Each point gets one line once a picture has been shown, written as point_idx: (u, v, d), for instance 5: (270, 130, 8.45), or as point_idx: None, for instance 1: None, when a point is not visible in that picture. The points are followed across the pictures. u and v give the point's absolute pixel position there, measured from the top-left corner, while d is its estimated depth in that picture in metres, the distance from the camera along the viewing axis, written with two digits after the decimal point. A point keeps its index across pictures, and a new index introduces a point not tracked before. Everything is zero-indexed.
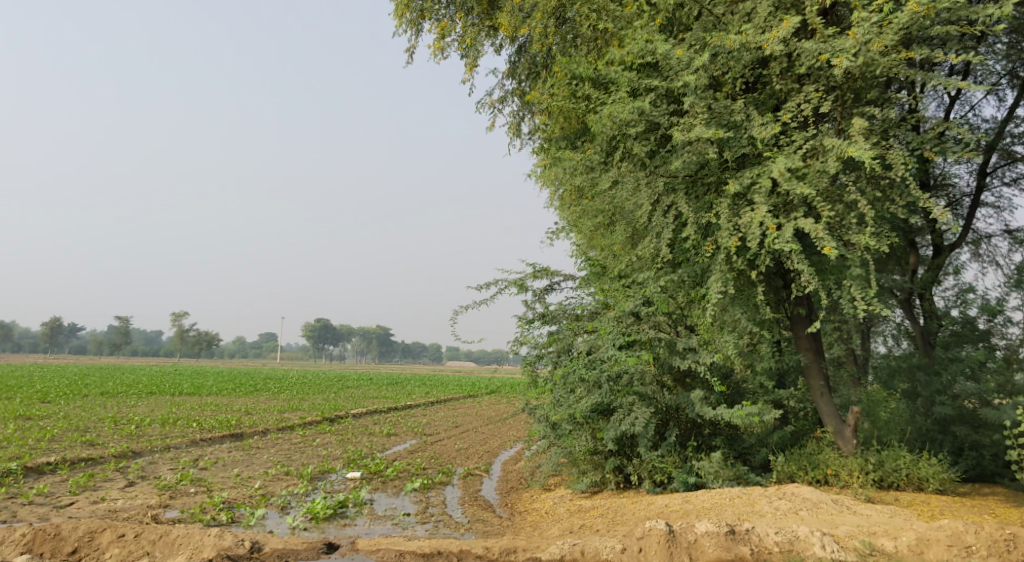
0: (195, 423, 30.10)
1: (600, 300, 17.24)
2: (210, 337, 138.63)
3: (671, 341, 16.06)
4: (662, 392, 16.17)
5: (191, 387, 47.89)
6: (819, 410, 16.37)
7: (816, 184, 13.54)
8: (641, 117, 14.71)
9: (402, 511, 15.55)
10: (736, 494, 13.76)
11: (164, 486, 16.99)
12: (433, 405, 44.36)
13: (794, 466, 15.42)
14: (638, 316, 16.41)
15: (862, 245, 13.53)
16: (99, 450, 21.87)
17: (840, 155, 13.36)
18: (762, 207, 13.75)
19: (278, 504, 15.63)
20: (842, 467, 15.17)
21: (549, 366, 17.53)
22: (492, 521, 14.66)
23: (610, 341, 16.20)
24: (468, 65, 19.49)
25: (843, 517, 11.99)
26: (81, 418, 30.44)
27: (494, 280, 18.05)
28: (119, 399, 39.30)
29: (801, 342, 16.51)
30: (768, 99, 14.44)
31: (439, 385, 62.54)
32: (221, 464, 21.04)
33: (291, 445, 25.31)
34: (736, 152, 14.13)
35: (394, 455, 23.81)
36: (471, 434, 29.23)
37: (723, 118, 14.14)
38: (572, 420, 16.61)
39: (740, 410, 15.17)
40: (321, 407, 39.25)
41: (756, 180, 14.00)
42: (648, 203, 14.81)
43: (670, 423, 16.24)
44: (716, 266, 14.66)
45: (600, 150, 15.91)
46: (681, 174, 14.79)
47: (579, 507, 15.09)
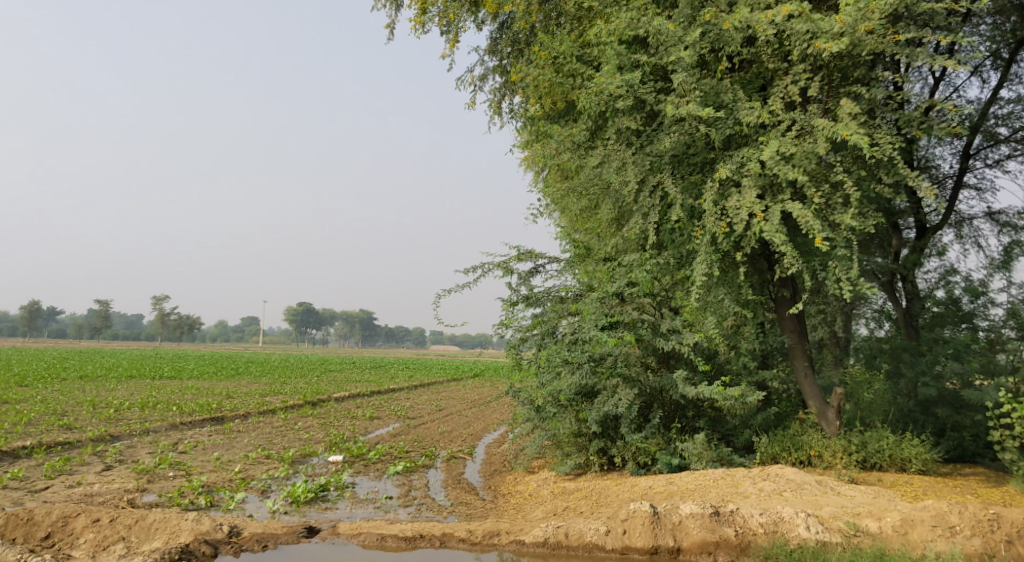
0: (175, 407, 29.79)
1: (584, 282, 17.09)
2: (191, 321, 137.77)
3: (655, 323, 15.94)
4: (647, 374, 16.04)
5: (172, 371, 47.46)
6: (803, 392, 16.33)
7: (803, 165, 13.28)
8: (627, 95, 14.52)
9: (384, 494, 15.37)
10: (721, 476, 13.68)
11: (142, 471, 16.74)
12: (416, 388, 44.15)
13: (777, 448, 15.35)
14: (623, 298, 16.26)
15: (847, 226, 13.39)
16: (76, 434, 21.57)
17: (829, 137, 13.16)
18: (749, 189, 13.59)
19: (258, 488, 15.42)
20: (826, 448, 15.12)
21: (533, 349, 17.38)
22: (475, 504, 14.52)
23: (593, 322, 16.03)
24: (449, 41, 19.20)
25: (827, 498, 11.90)
26: (59, 402, 30.07)
27: (478, 263, 17.87)
28: (98, 383, 38.87)
29: (785, 323, 16.39)
30: (755, 78, 14.26)
31: (422, 368, 62.38)
32: (200, 448, 20.80)
33: (273, 428, 25.06)
34: (723, 133, 13.93)
35: (376, 438, 23.65)
36: (454, 417, 29.07)
37: (711, 98, 13.96)
38: (556, 402, 16.49)
39: (724, 391, 15.08)
40: (303, 390, 39.03)
41: (744, 161, 13.85)
42: (634, 184, 14.61)
43: (654, 405, 16.16)
44: (702, 248, 14.48)
45: (588, 129, 15.82)
46: (667, 154, 14.61)
47: (563, 490, 14.98)
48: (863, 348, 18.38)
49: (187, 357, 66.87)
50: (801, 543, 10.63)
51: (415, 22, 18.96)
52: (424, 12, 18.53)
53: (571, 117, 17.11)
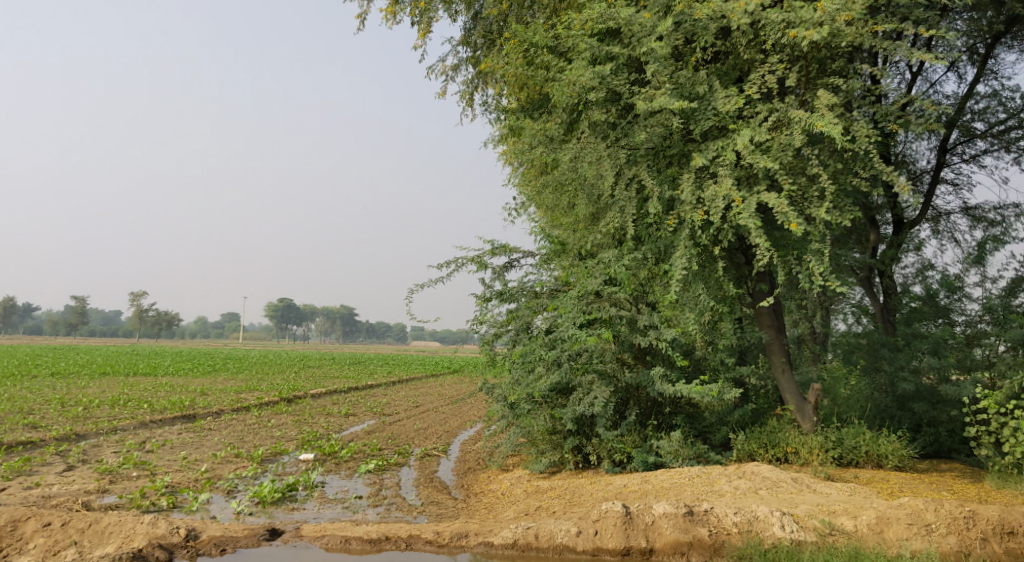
0: (146, 404, 29.28)
1: (560, 277, 16.79)
2: (169, 317, 136.59)
3: (633, 319, 15.66)
4: (622, 370, 15.77)
5: (147, 368, 46.81)
6: (780, 388, 16.12)
7: (780, 158, 13.00)
8: (601, 86, 14.21)
9: (354, 494, 15.02)
10: (696, 474, 13.44)
11: (105, 471, 16.32)
12: (394, 385, 43.73)
13: (754, 445, 15.14)
14: (600, 294, 15.94)
15: (825, 219, 13.14)
16: (41, 433, 21.11)
17: (806, 128, 12.90)
18: (726, 181, 13.32)
19: (224, 488, 15.05)
20: (803, 445, 14.91)
21: (507, 345, 17.08)
22: (446, 503, 14.22)
23: (570, 320, 15.72)
24: (421, 31, 18.84)
25: (803, 496, 11.65)
26: (26, 400, 29.48)
27: (452, 258, 17.54)
28: (69, 380, 38.23)
29: (762, 318, 16.16)
30: (732, 69, 13.99)
31: (402, 364, 61.99)
32: (168, 446, 20.39)
33: (245, 426, 24.64)
34: (700, 124, 13.65)
35: (350, 435, 23.29)
36: (431, 414, 28.72)
37: (687, 89, 13.69)
38: (530, 399, 16.20)
39: (700, 387, 14.83)
40: (279, 387, 38.59)
41: (720, 153, 13.59)
42: (609, 176, 14.30)
43: (630, 402, 15.91)
44: (681, 242, 14.19)
45: (562, 122, 15.45)
46: (642, 146, 14.32)
47: (536, 488, 14.71)
48: (840, 344, 18.18)
49: (163, 353, 66.05)
50: (775, 543, 10.37)
51: (386, 12, 18.60)
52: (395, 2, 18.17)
53: (545, 109, 16.79)
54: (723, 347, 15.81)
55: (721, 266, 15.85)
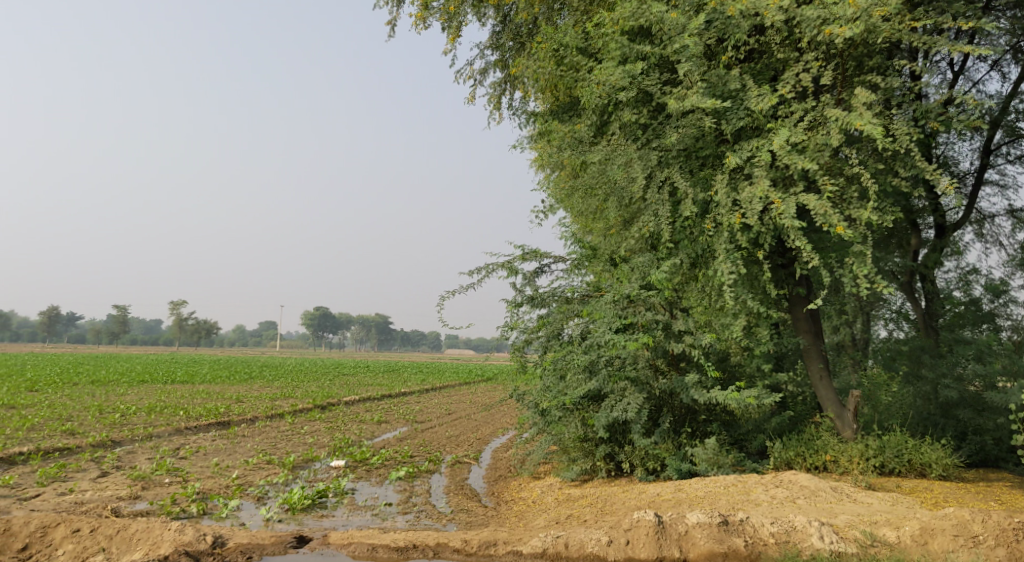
0: (181, 411, 29.46)
1: (592, 282, 16.61)
2: (208, 325, 138.18)
3: (669, 324, 15.39)
4: (656, 377, 15.50)
5: (184, 375, 47.23)
6: (819, 395, 15.73)
7: (817, 158, 12.69)
8: (633, 86, 14.01)
9: (384, 501, 14.89)
10: (731, 482, 13.14)
11: (137, 477, 16.35)
12: (428, 392, 43.67)
13: (792, 453, 14.79)
14: (633, 299, 15.67)
15: (864, 221, 12.80)
16: (78, 439, 21.31)
17: (844, 127, 12.53)
18: (762, 182, 13.03)
19: (254, 495, 15.01)
20: (842, 453, 14.52)
21: (539, 351, 16.88)
22: (476, 511, 14.05)
23: (606, 325, 15.47)
24: (450, 35, 18.73)
25: (842, 505, 11.28)
26: (65, 407, 29.81)
27: (483, 263, 17.41)
28: (108, 387, 38.69)
29: (799, 323, 15.74)
30: (766, 69, 13.70)
31: (436, 372, 61.98)
32: (202, 453, 20.47)
33: (277, 433, 24.66)
34: (734, 125, 13.36)
35: (383, 442, 23.23)
36: (463, 421, 28.59)
37: (720, 88, 13.42)
38: (562, 406, 16.00)
39: (737, 393, 14.53)
40: (314, 394, 38.72)
41: (755, 154, 13.30)
42: (642, 178, 14.06)
43: (664, 409, 15.64)
44: (720, 245, 13.94)
45: (592, 125, 15.25)
46: (674, 148, 14.08)
47: (568, 496, 14.49)
48: (881, 350, 17.72)
49: (200, 361, 66.67)
50: (813, 555, 10.03)
51: (415, 17, 18.51)
52: (423, 6, 18.07)
53: (575, 112, 16.62)
54: (759, 353, 15.43)
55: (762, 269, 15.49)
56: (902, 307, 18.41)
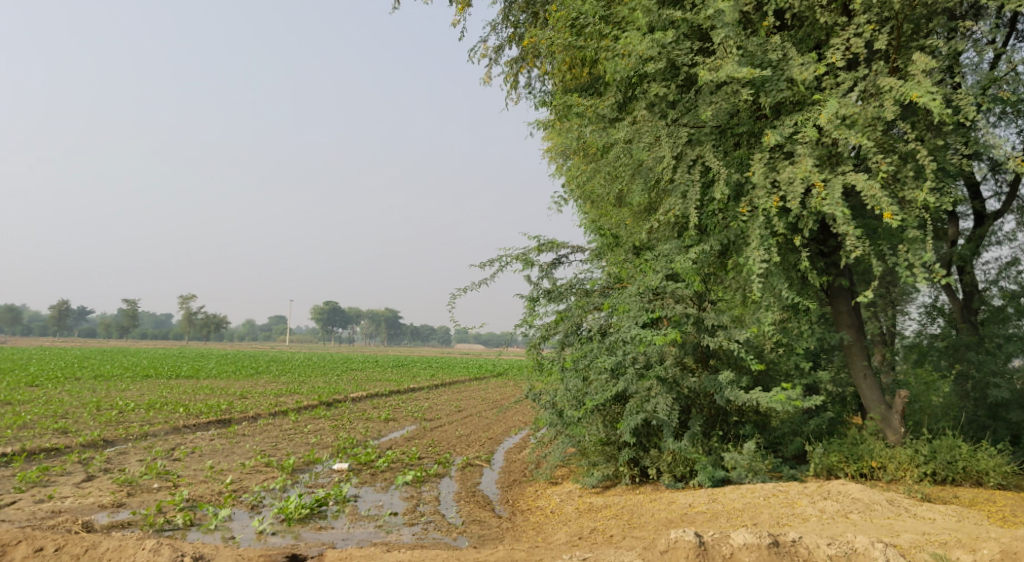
0: (181, 408, 28.32)
1: (613, 273, 15.34)
2: (217, 320, 137.44)
3: (699, 318, 14.01)
4: (685, 375, 14.30)
5: (188, 370, 46.17)
6: (861, 395, 14.39)
7: (870, 133, 11.30)
8: (662, 55, 12.61)
9: (388, 510, 13.70)
10: (772, 492, 11.90)
11: (124, 482, 15.18)
12: (436, 388, 42.57)
13: (834, 458, 13.56)
14: (662, 292, 14.28)
15: (920, 203, 11.40)
16: (68, 439, 20.22)
17: (900, 98, 11.12)
18: (806, 160, 11.59)
19: (248, 502, 13.82)
20: (890, 460, 13.29)
21: (556, 347, 15.67)
22: (490, 522, 12.88)
23: (632, 319, 14.15)
24: (460, 7, 17.39)
25: (903, 522, 10.03)
26: (60, 403, 28.75)
27: (495, 254, 16.19)
28: (109, 382, 37.66)
29: (840, 317, 14.24)
30: (809, 35, 12.35)
31: (446, 367, 60.94)
32: (198, 454, 19.33)
33: (280, 432, 23.52)
34: (774, 97, 11.91)
35: (390, 442, 22.13)
36: (474, 420, 27.44)
37: (759, 57, 12.02)
38: (582, 407, 15.03)
39: (778, 396, 13.28)
40: (320, 390, 37.70)
41: (798, 129, 11.83)
42: (670, 158, 12.61)
43: (693, 410, 14.47)
44: (753, 230, 12.49)
45: (614, 102, 13.89)
46: (708, 124, 12.60)
47: (590, 505, 13.29)
48: (916, 346, 16.24)
49: (206, 356, 65.68)
50: None
51: None
52: None
53: (595, 89, 15.33)
54: (798, 351, 14.03)
55: (801, 258, 14.03)
56: (936, 302, 16.52)
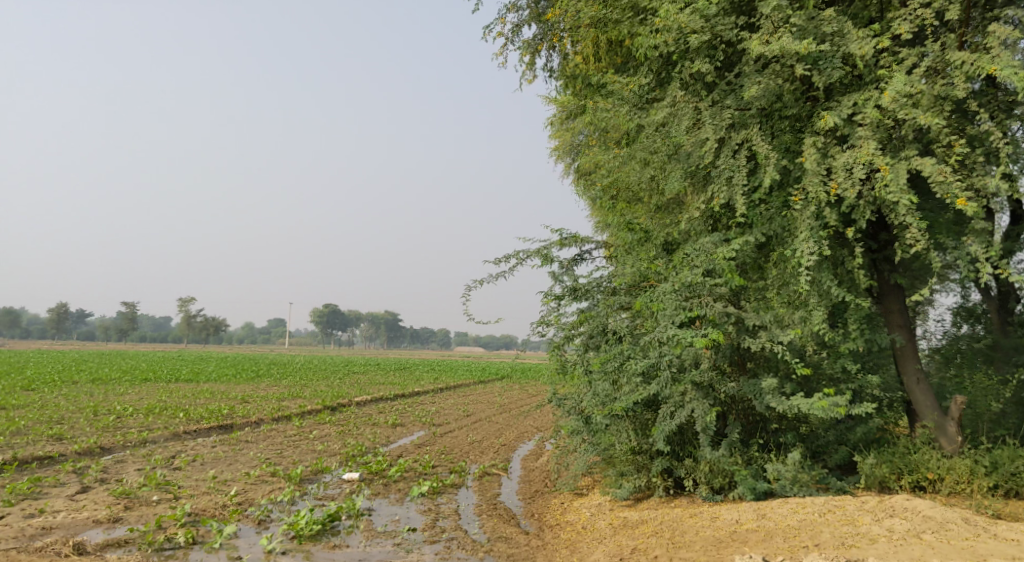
0: (181, 413, 27.26)
1: (644, 271, 14.30)
2: (217, 323, 136.36)
3: (740, 318, 12.83)
4: (722, 381, 13.21)
5: (189, 374, 45.06)
6: (912, 401, 13.34)
7: (936, 113, 10.34)
8: (705, 30, 11.51)
9: (406, 525, 12.74)
10: (828, 508, 10.91)
11: (121, 494, 14.18)
12: (442, 392, 41.58)
13: (886, 470, 12.54)
14: (699, 289, 13.10)
15: (991, 191, 10.38)
16: (62, 447, 19.19)
17: (972, 75, 10.16)
18: (868, 143, 10.51)
19: (254, 517, 12.86)
20: (948, 472, 12.30)
21: (580, 349, 14.74)
22: (518, 540, 11.94)
23: (667, 319, 12.92)
24: None
25: (985, 544, 9.06)
26: (56, 408, 27.74)
27: (514, 248, 15.21)
28: (108, 386, 36.62)
29: (891, 318, 13.16)
30: (864, 7, 11.23)
31: (449, 370, 59.93)
32: (199, 462, 18.35)
33: (284, 438, 22.52)
34: (827, 75, 10.76)
35: (399, 449, 21.14)
36: (485, 426, 26.41)
37: (811, 31, 10.93)
38: (609, 413, 14.10)
39: (821, 403, 12.23)
40: (324, 394, 36.71)
41: (858, 110, 10.75)
42: (714, 141, 11.52)
43: (730, 417, 13.50)
44: (802, 222, 11.21)
45: (649, 82, 12.85)
46: (755, 106, 11.52)
47: (624, 520, 12.31)
48: (946, 348, 14.97)
49: (206, 359, 64.50)
50: None
51: None
52: None
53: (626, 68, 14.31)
54: (845, 351, 12.68)
55: (853, 253, 13.06)
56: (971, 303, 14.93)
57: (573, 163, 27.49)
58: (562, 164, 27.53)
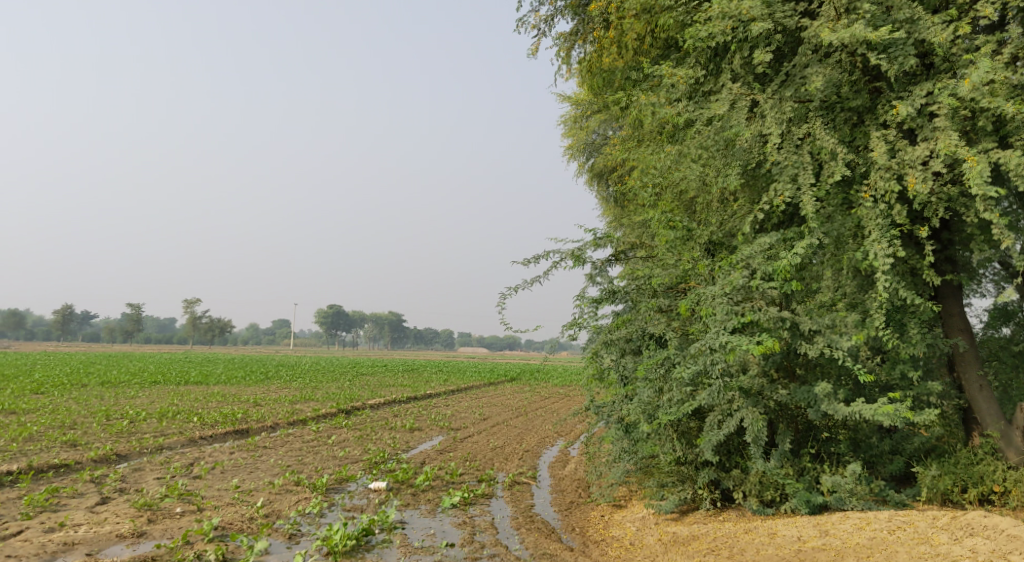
0: (195, 418, 26.61)
1: (682, 272, 13.60)
2: (223, 325, 135.84)
3: (794, 322, 12.24)
4: (773, 388, 12.57)
5: (198, 376, 44.46)
6: (973, 408, 12.77)
7: (1019, 102, 9.84)
8: (766, 17, 10.93)
9: (444, 540, 12.17)
10: (897, 524, 10.34)
11: (143, 505, 13.60)
12: (454, 394, 41.00)
13: (949, 482, 11.93)
14: (750, 293, 12.51)
15: None
16: (77, 454, 18.62)
17: None
18: (946, 135, 10.05)
19: (284, 531, 12.35)
20: (1016, 483, 11.72)
21: (615, 355, 14.19)
22: (564, 557, 11.44)
23: (719, 324, 12.26)
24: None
25: None
26: (67, 412, 27.14)
27: (547, 249, 14.62)
28: (119, 389, 36.03)
29: (952, 322, 12.66)
30: None
31: (459, 371, 59.33)
32: (219, 470, 17.77)
33: (303, 444, 21.92)
34: (901, 64, 10.17)
35: (421, 455, 20.54)
36: (505, 429, 25.81)
37: (882, 18, 10.41)
38: (651, 422, 13.49)
39: (885, 407, 11.54)
40: (336, 396, 36.09)
41: (932, 101, 10.28)
42: (776, 135, 10.91)
43: (779, 426, 12.82)
44: (872, 220, 10.63)
45: (695, 74, 12.23)
46: (816, 99, 10.97)
47: (674, 536, 11.75)
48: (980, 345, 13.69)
49: (214, 362, 63.74)
50: None
51: None
52: None
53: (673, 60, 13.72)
54: (906, 357, 12.08)
55: (917, 254, 12.42)
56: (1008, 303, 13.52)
57: (588, 163, 26.87)
58: (577, 163, 26.96)
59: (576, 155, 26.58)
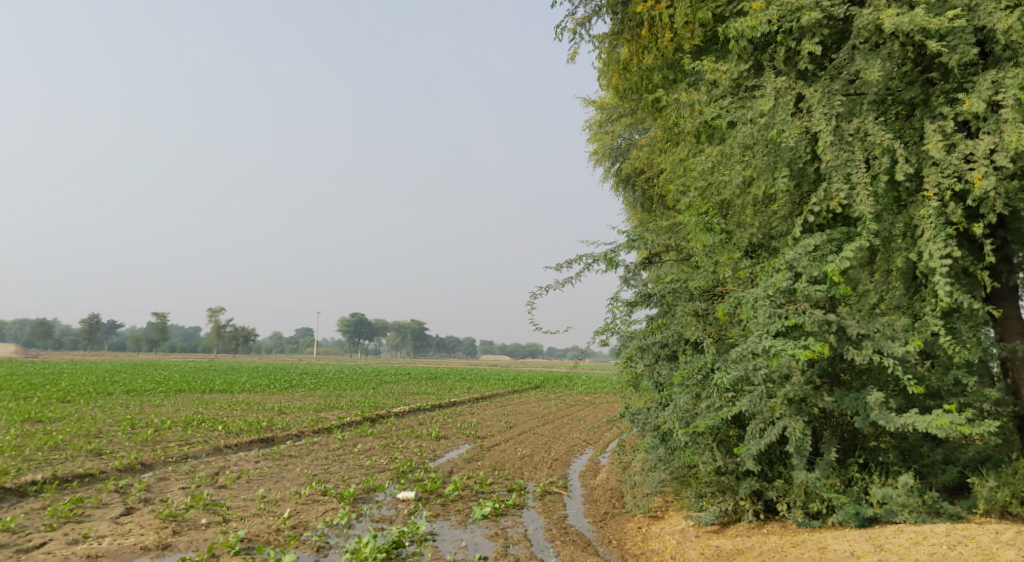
0: (221, 426, 26.41)
1: (719, 275, 13.05)
2: (247, 333, 136.29)
3: (841, 326, 11.74)
4: (819, 395, 12.01)
5: (222, 384, 44.38)
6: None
7: None
8: (816, 7, 10.73)
9: (477, 553, 11.79)
10: (954, 539, 9.86)
11: (169, 516, 13.32)
12: (479, 401, 40.62)
13: (1007, 494, 11.40)
14: (793, 296, 12.05)
15: None
16: (102, 463, 18.40)
17: None
18: (1013, 127, 9.74)
19: (313, 543, 12.10)
20: None
21: (650, 362, 13.78)
22: None
23: (761, 329, 11.79)
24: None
25: None
26: (93, 421, 27.02)
27: (580, 254, 14.23)
28: (144, 398, 35.93)
29: (1008, 326, 12.21)
30: None
31: (482, 378, 58.98)
32: (245, 479, 17.48)
33: (329, 452, 21.61)
34: (965, 54, 9.95)
35: (449, 464, 20.17)
36: (532, 437, 25.40)
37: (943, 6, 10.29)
38: (689, 431, 13.00)
39: (940, 421, 10.99)
40: (362, 404, 35.78)
41: (997, 92, 9.98)
42: (826, 131, 10.62)
43: (824, 435, 12.33)
44: (927, 220, 10.16)
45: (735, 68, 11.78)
46: (870, 92, 10.76)
47: (716, 551, 11.32)
48: None
49: (239, 369, 63.71)
50: None
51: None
52: None
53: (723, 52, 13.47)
54: (960, 363, 11.58)
55: (973, 257, 11.86)
56: None
57: (613, 168, 26.43)
58: (602, 168, 26.55)
59: (601, 160, 26.17)
